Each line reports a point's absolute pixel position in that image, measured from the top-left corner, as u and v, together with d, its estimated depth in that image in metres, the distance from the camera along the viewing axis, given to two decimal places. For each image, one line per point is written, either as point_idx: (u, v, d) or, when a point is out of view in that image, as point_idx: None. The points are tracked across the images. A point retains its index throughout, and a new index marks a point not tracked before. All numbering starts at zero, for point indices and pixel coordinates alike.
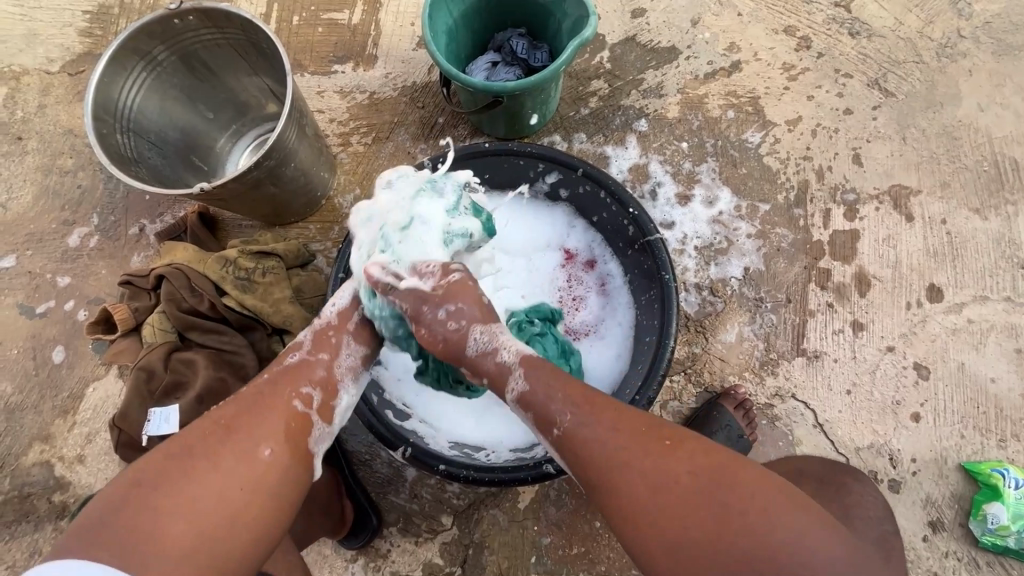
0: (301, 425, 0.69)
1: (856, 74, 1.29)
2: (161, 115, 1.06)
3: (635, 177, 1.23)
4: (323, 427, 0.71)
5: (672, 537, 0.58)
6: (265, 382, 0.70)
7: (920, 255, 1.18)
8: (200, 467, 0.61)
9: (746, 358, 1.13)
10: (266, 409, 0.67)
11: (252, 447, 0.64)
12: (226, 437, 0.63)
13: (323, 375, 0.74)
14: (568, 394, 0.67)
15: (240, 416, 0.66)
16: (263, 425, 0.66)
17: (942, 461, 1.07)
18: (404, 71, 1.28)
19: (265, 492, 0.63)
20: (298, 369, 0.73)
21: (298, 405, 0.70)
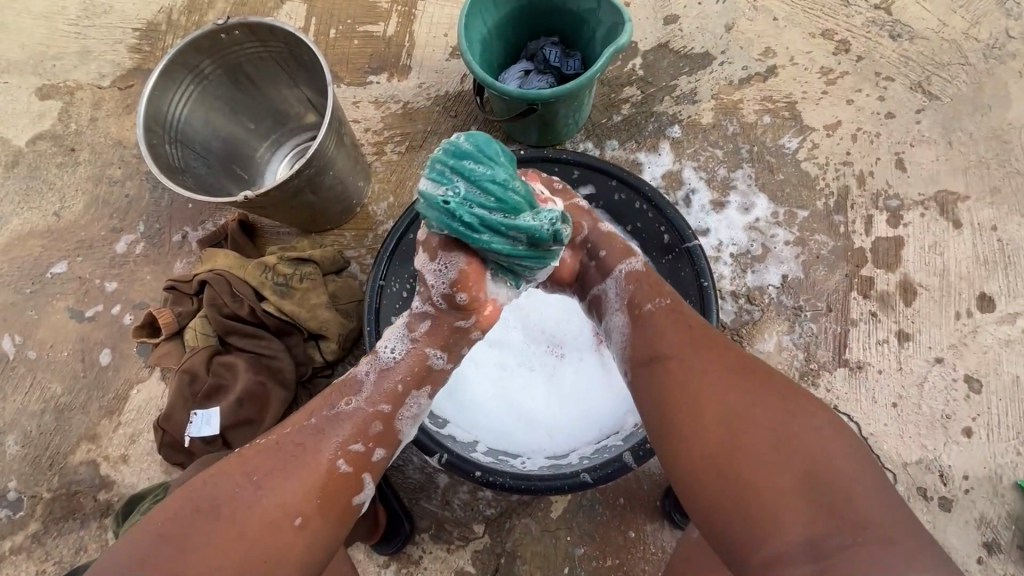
0: (341, 487, 0.66)
1: (897, 78, 1.26)
2: (206, 126, 1.09)
3: (669, 184, 1.21)
4: (368, 481, 0.68)
5: (712, 417, 0.61)
6: (310, 429, 0.68)
7: (969, 263, 1.13)
8: (232, 523, 0.59)
9: (785, 368, 1.10)
10: (302, 455, 0.65)
11: (284, 505, 0.61)
12: (255, 494, 0.61)
13: (372, 429, 0.70)
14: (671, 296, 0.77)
15: (279, 464, 0.64)
16: (298, 474, 0.63)
17: (997, 479, 1.02)
18: (437, 80, 1.30)
19: (288, 559, 0.60)
20: (346, 417, 0.69)
21: (338, 464, 0.66)
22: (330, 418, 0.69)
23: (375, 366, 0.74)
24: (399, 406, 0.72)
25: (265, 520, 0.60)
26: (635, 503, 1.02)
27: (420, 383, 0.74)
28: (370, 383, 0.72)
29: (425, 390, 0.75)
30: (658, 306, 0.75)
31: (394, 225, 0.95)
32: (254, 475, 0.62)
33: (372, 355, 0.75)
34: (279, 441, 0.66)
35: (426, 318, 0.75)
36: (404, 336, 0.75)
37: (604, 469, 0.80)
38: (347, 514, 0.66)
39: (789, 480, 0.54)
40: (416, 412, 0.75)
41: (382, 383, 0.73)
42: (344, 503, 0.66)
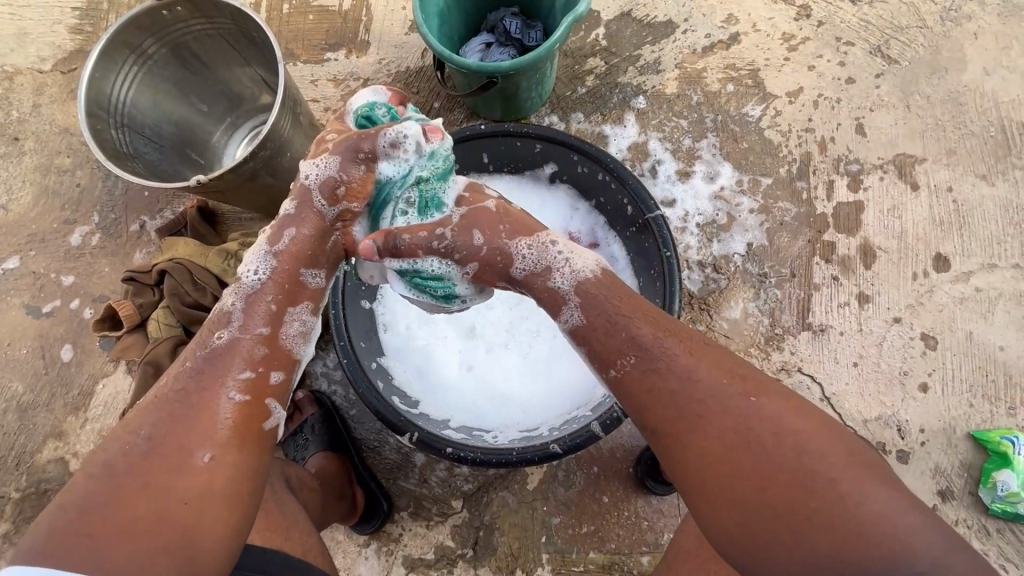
0: (243, 414, 0.64)
1: (857, 42, 1.26)
2: (154, 110, 1.05)
3: (635, 155, 1.21)
4: (270, 403, 0.67)
5: (725, 485, 0.55)
6: (189, 376, 0.65)
7: (925, 224, 1.16)
8: (139, 476, 0.57)
9: (751, 334, 1.12)
10: (196, 401, 0.63)
11: (186, 449, 0.60)
12: (150, 446, 0.59)
13: (258, 354, 0.69)
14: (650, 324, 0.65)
15: (164, 414, 0.62)
16: (195, 420, 0.61)
17: (951, 431, 1.06)
18: (397, 56, 1.27)
19: (213, 493, 0.58)
20: (231, 348, 0.68)
21: (233, 395, 0.64)
22: (211, 357, 0.67)
23: (239, 295, 0.71)
24: (278, 327, 0.72)
25: (167, 464, 0.58)
26: (608, 471, 1.04)
27: (296, 299, 0.75)
28: (238, 313, 0.70)
29: (303, 307, 0.75)
30: (635, 359, 0.63)
31: None
32: (144, 432, 0.60)
33: (235, 284, 0.73)
34: (163, 397, 0.63)
35: (291, 230, 0.76)
36: (267, 253, 0.75)
37: (573, 439, 0.81)
38: (265, 441, 0.65)
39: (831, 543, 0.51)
40: (303, 328, 0.74)
41: (257, 317, 0.70)
42: (254, 430, 0.64)
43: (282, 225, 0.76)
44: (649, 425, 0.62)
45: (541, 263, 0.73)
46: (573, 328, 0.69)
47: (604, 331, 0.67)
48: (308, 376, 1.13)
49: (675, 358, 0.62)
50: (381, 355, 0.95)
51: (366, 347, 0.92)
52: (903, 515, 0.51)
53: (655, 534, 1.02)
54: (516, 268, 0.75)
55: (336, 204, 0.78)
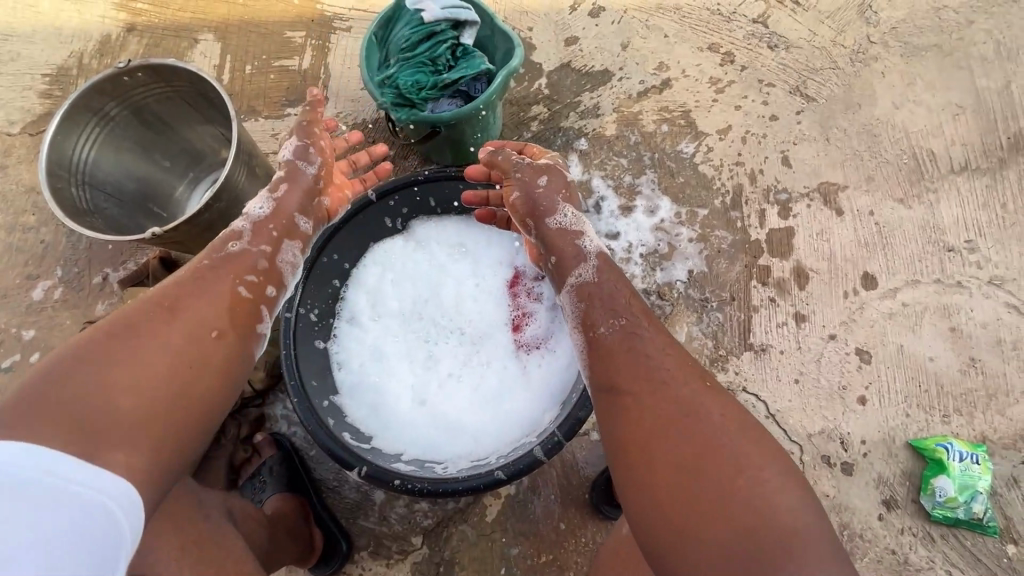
0: (222, 338, 0.72)
1: (778, 83, 1.38)
2: (115, 167, 1.10)
3: (579, 192, 1.29)
4: (267, 313, 0.80)
5: (661, 448, 0.64)
6: (205, 268, 0.77)
7: (852, 246, 1.25)
8: (148, 342, 0.65)
9: (697, 356, 1.17)
10: (180, 313, 0.70)
11: (166, 345, 0.66)
12: (138, 334, 0.66)
13: (242, 285, 0.78)
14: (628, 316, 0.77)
15: (175, 297, 0.71)
16: (178, 327, 0.68)
17: (890, 441, 1.11)
18: (354, 109, 1.35)
19: (175, 398, 0.64)
20: (218, 273, 0.77)
21: (237, 290, 0.77)
22: (222, 259, 0.79)
23: (248, 221, 0.85)
24: (277, 252, 0.85)
25: (177, 333, 0.68)
26: (564, 498, 1.06)
27: (291, 237, 0.88)
28: (237, 244, 0.82)
29: (296, 244, 0.89)
30: (613, 328, 0.76)
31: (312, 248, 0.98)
32: (137, 320, 0.67)
33: (243, 215, 0.87)
34: (181, 280, 0.74)
35: (286, 185, 0.91)
36: (259, 211, 0.87)
37: (517, 465, 0.84)
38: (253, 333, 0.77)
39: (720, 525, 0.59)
40: (294, 260, 0.88)
41: (246, 259, 0.81)
42: (224, 353, 0.71)
43: (279, 182, 0.92)
44: (613, 388, 0.72)
45: (577, 226, 0.90)
46: (584, 270, 0.85)
47: (600, 300, 0.80)
48: (269, 419, 1.15)
49: (640, 343, 0.74)
50: (335, 393, 0.98)
51: (319, 386, 0.95)
52: (809, 527, 0.59)
53: None
54: (553, 220, 0.91)
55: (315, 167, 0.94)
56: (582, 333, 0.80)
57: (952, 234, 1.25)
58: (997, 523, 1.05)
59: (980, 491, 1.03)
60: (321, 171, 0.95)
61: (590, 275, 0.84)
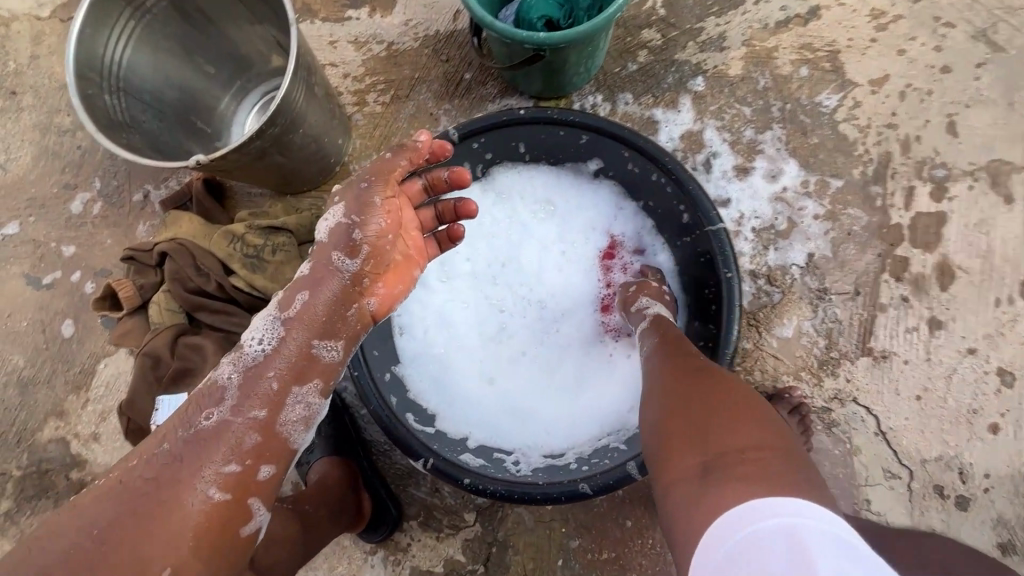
0: (219, 516, 0.60)
1: (959, 23, 1.08)
2: (154, 72, 0.93)
3: (688, 145, 1.07)
4: (256, 507, 0.62)
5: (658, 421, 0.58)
6: (177, 459, 0.60)
7: (1017, 244, 1.02)
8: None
9: (804, 356, 1.01)
10: (166, 503, 0.58)
11: (147, 558, 0.56)
12: (116, 545, 0.56)
13: (248, 443, 0.63)
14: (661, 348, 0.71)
15: (133, 503, 0.57)
16: (165, 525, 0.57)
17: (1020, 479, 0.95)
18: (426, 17, 1.13)
19: None
20: (220, 430, 0.63)
21: (210, 495, 0.60)
22: (200, 437, 0.62)
23: (236, 366, 0.67)
24: (277, 411, 0.66)
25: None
26: (634, 495, 0.96)
27: (301, 378, 0.68)
28: (233, 391, 0.65)
29: (311, 387, 0.68)
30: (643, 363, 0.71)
31: None
32: (113, 521, 0.57)
33: (239, 351, 0.69)
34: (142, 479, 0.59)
35: (304, 293, 0.71)
36: (276, 320, 0.69)
37: (606, 479, 0.72)
38: (238, 546, 0.61)
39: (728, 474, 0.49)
40: (306, 413, 0.68)
41: (254, 396, 0.65)
42: (231, 537, 0.60)
43: (298, 288, 0.71)
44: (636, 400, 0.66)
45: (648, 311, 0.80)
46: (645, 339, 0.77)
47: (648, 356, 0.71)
48: None
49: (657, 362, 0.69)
50: (397, 363, 0.87)
51: (380, 355, 0.84)
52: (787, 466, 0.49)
53: None
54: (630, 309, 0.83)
55: (353, 258, 0.71)
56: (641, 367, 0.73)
57: None
58: None
59: None
60: (366, 265, 0.72)
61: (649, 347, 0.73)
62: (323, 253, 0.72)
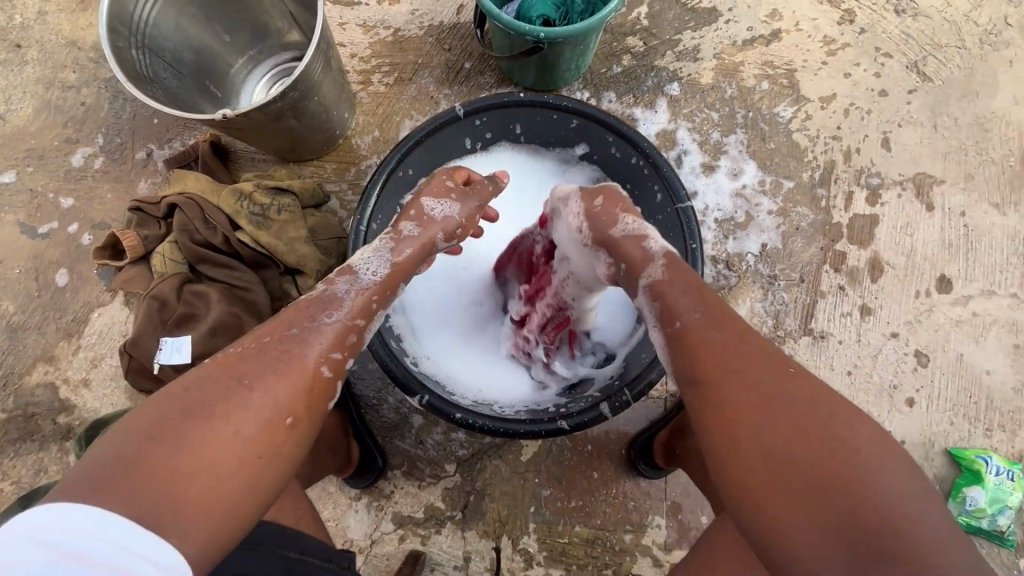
0: (320, 389, 0.66)
1: (896, 55, 1.26)
2: (177, 35, 0.99)
3: (662, 143, 1.20)
4: (340, 390, 0.70)
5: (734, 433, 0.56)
6: (293, 336, 0.67)
7: (934, 245, 1.19)
8: (225, 418, 0.57)
9: (754, 333, 1.14)
10: (281, 368, 0.64)
11: (272, 406, 0.60)
12: (243, 393, 0.59)
13: (348, 341, 0.72)
14: (701, 304, 0.67)
15: (247, 369, 0.62)
16: (284, 383, 0.63)
17: (930, 445, 1.11)
18: (432, 9, 1.22)
19: (270, 454, 0.59)
20: (323, 328, 0.70)
21: (320, 369, 0.67)
22: (312, 327, 0.70)
23: (353, 286, 0.76)
24: (368, 323, 0.76)
25: (254, 417, 0.59)
26: (602, 450, 1.07)
27: (392, 309, 0.80)
28: (347, 301, 0.74)
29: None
30: (687, 323, 0.65)
31: (386, 158, 0.90)
32: (240, 376, 0.61)
33: (349, 275, 0.77)
34: (261, 344, 0.65)
35: (411, 248, 0.82)
36: (383, 258, 0.80)
37: (582, 417, 0.82)
38: (322, 419, 0.67)
39: (855, 498, 0.49)
40: (378, 332, 0.78)
41: (358, 309, 0.75)
42: (323, 406, 0.67)
43: (404, 241, 0.82)
44: (693, 376, 0.62)
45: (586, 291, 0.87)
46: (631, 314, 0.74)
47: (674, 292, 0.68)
48: None
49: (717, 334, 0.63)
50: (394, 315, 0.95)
51: None
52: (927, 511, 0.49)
53: (641, 514, 1.05)
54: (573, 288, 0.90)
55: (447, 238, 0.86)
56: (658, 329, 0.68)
57: None
58: (1017, 537, 1.06)
59: (1009, 506, 1.04)
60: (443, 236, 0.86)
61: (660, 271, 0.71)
62: (428, 221, 0.85)
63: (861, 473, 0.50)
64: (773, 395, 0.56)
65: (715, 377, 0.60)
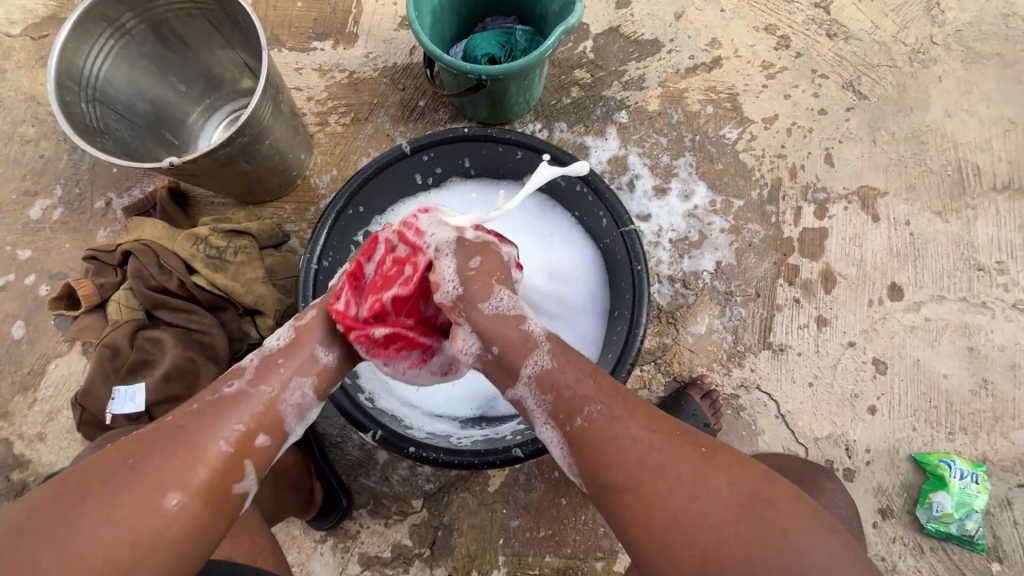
0: (221, 470, 0.64)
1: (831, 75, 1.32)
2: (128, 86, 1.02)
3: (614, 168, 1.24)
4: (252, 468, 0.67)
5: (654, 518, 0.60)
6: (196, 415, 0.67)
7: (883, 254, 1.22)
8: (100, 506, 0.58)
9: (715, 349, 1.15)
10: (177, 450, 0.63)
11: (154, 492, 0.60)
12: (127, 480, 0.60)
13: (255, 413, 0.69)
14: (598, 389, 0.69)
15: (141, 456, 0.62)
16: (173, 466, 0.62)
17: (895, 452, 1.12)
18: (385, 51, 1.26)
19: (157, 545, 0.58)
20: (232, 401, 0.69)
21: (218, 449, 0.65)
22: (216, 402, 0.68)
23: (259, 352, 0.75)
24: (283, 391, 0.72)
25: (133, 508, 0.59)
26: (569, 476, 1.06)
27: (305, 371, 0.74)
28: (251, 369, 0.72)
29: (311, 378, 0.75)
30: (587, 420, 0.67)
31: (334, 198, 0.92)
32: (127, 462, 0.61)
33: (263, 345, 0.77)
34: (159, 425, 0.66)
35: (345, 302, 0.79)
36: (295, 325, 0.78)
37: (535, 444, 0.82)
38: (230, 500, 0.65)
39: (769, 556, 0.55)
40: (301, 401, 0.73)
41: (268, 377, 0.72)
42: (227, 490, 0.64)
43: (343, 297, 0.80)
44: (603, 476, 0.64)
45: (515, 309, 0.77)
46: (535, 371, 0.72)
47: (562, 382, 0.70)
48: None
49: (616, 416, 0.66)
50: None
51: None
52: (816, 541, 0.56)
53: (612, 539, 1.04)
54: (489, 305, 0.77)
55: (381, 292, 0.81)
56: (556, 429, 0.69)
57: (985, 253, 1.23)
58: (986, 541, 1.07)
59: (976, 510, 1.05)
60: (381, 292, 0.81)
61: (547, 360, 0.72)
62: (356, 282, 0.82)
63: (765, 539, 0.56)
64: (686, 471, 0.61)
65: (630, 476, 0.62)
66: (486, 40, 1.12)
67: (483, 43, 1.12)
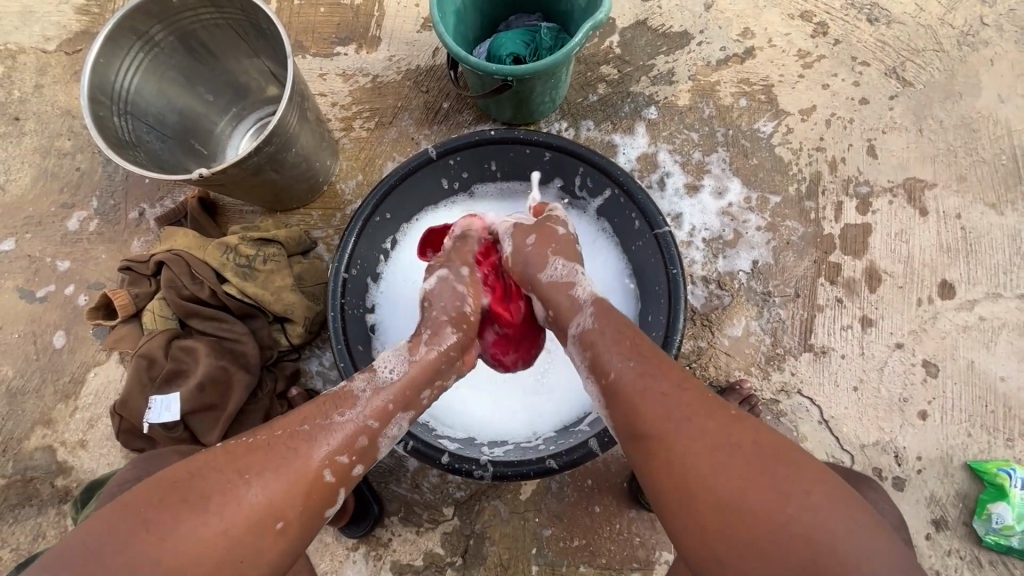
0: (319, 490, 0.64)
1: (873, 63, 1.25)
2: (158, 98, 1.03)
3: (644, 166, 1.20)
4: (342, 495, 0.67)
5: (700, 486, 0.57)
6: (302, 435, 0.66)
7: (932, 251, 1.15)
8: (212, 514, 0.58)
9: (752, 353, 1.11)
10: (287, 464, 0.63)
11: (264, 505, 0.60)
12: (241, 488, 0.60)
13: (358, 443, 0.68)
14: (635, 355, 0.68)
15: (248, 467, 0.62)
16: (280, 479, 0.62)
17: (948, 460, 1.06)
18: (408, 54, 1.25)
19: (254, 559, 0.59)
20: (330, 423, 0.68)
21: (323, 469, 0.65)
22: (323, 426, 0.68)
23: (370, 384, 0.73)
24: (384, 425, 0.72)
25: (237, 517, 0.59)
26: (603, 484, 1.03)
27: (379, 377, 0.76)
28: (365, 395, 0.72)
29: (382, 383, 0.76)
30: (623, 369, 0.67)
31: (361, 204, 0.91)
32: (243, 468, 0.61)
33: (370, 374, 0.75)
34: (270, 437, 0.65)
35: None
36: None
37: (570, 455, 0.80)
38: (319, 523, 0.65)
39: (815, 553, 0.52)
40: (395, 431, 0.74)
41: (371, 408, 0.71)
42: (317, 514, 0.65)
43: None
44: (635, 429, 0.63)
45: None
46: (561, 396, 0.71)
47: (604, 344, 0.71)
48: (302, 375, 1.12)
49: (658, 383, 0.65)
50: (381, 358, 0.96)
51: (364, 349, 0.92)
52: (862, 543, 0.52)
53: (647, 550, 1.01)
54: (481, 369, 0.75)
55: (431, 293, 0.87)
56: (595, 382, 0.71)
57: None
58: None
59: None
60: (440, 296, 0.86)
61: (588, 323, 0.75)
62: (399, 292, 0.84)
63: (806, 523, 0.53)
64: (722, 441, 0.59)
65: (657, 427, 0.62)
66: (511, 39, 1.09)
67: (509, 42, 1.09)
